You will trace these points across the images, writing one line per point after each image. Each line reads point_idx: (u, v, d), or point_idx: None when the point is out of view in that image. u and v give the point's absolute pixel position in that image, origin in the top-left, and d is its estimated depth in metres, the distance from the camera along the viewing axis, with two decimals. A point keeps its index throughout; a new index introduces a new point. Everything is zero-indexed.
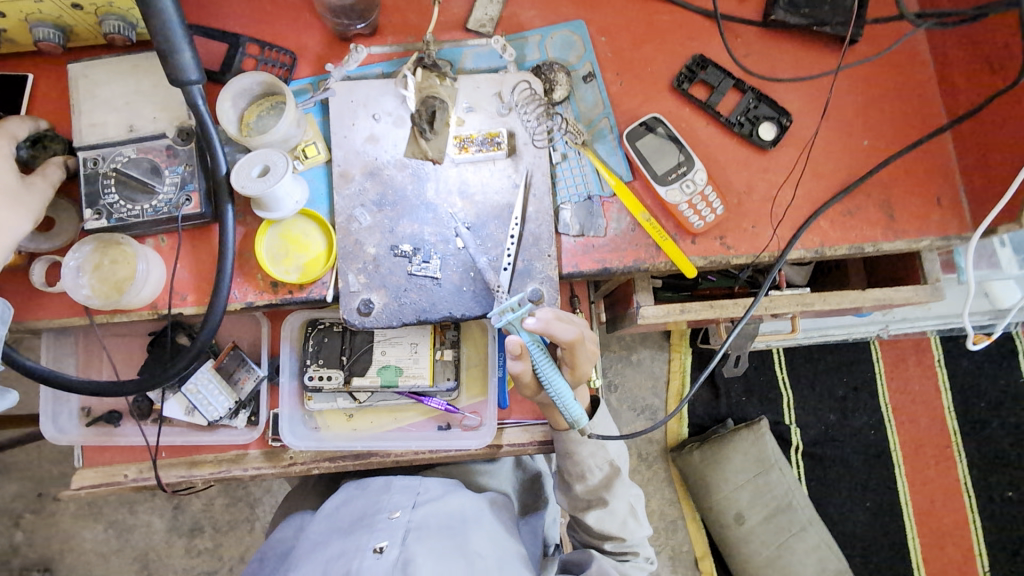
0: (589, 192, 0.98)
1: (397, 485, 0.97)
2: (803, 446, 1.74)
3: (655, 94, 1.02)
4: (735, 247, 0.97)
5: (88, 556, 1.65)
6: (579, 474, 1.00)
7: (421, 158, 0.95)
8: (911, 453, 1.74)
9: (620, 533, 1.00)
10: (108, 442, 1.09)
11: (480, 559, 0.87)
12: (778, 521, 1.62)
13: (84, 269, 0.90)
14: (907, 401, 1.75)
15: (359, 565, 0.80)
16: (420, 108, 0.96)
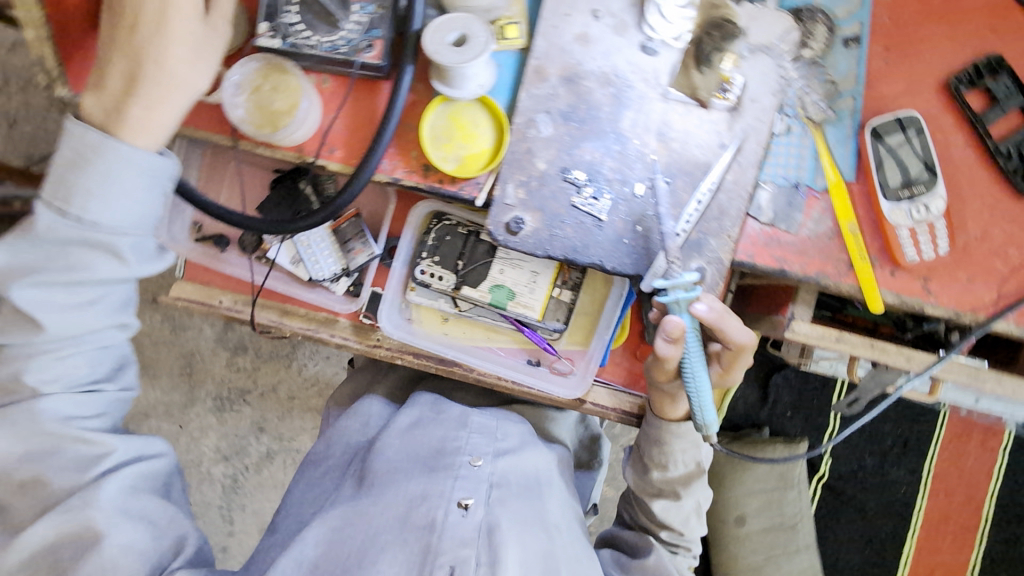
0: (798, 179, 0.84)
1: (475, 423, 0.95)
2: (826, 477, 1.68)
3: (917, 88, 0.84)
4: (938, 295, 0.83)
5: (144, 342, 1.59)
6: (661, 462, 0.95)
7: (631, 79, 0.83)
8: (931, 523, 1.67)
9: (680, 526, 0.97)
10: (212, 265, 1.08)
11: (558, 533, 0.86)
12: (775, 536, 1.56)
13: (244, 87, 0.83)
14: (952, 473, 1.66)
15: (444, 520, 0.78)
16: (652, 18, 0.82)
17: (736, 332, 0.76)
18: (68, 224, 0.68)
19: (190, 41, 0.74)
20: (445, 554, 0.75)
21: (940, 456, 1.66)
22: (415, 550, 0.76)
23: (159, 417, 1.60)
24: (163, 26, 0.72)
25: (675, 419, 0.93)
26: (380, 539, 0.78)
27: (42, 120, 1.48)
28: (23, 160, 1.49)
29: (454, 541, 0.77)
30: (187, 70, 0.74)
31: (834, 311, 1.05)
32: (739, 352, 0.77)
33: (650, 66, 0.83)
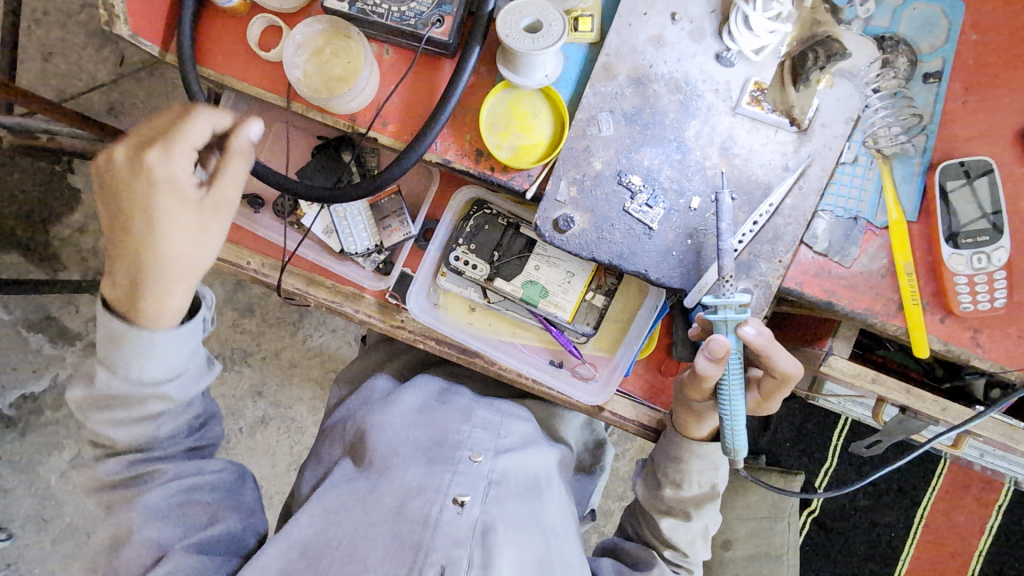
0: (858, 212, 0.82)
1: (478, 416, 0.92)
2: (817, 513, 1.67)
3: (995, 132, 0.81)
4: (986, 348, 0.81)
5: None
6: (676, 479, 0.93)
7: (701, 87, 0.80)
8: (916, 572, 1.65)
9: (685, 548, 0.96)
10: (244, 225, 1.05)
11: (554, 536, 0.86)
12: (759, 564, 1.50)
13: (305, 48, 0.81)
14: (944, 525, 1.64)
15: (439, 516, 0.77)
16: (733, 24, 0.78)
17: (781, 360, 0.74)
18: (119, 382, 0.69)
19: (194, 223, 0.67)
20: (437, 552, 0.74)
21: (936, 507, 1.64)
22: (406, 544, 0.75)
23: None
24: (158, 218, 0.65)
25: (698, 437, 0.92)
26: (372, 529, 0.77)
27: (78, 58, 1.46)
28: (54, 96, 1.47)
29: (447, 539, 0.75)
30: (191, 254, 0.67)
31: (865, 350, 1.02)
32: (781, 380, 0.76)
33: (722, 77, 0.80)
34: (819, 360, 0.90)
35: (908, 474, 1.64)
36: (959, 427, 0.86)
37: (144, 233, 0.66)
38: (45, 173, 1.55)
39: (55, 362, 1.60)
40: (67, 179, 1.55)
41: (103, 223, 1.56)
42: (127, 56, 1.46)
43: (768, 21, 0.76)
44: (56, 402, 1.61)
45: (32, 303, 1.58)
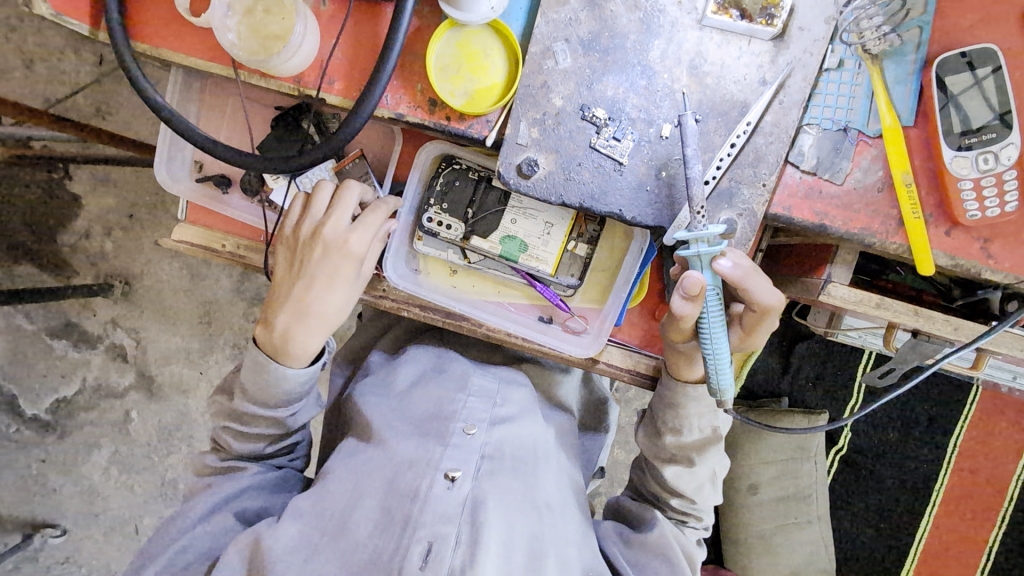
0: (848, 122, 0.75)
1: (474, 386, 0.90)
2: (845, 450, 1.63)
3: (1001, 14, 0.72)
4: (998, 259, 0.74)
5: (165, 289, 1.60)
6: (675, 427, 0.90)
7: (663, 2, 0.73)
8: (952, 501, 1.61)
9: (692, 495, 0.93)
10: (213, 207, 1.02)
11: (549, 513, 0.84)
12: (788, 505, 1.52)
13: (235, 8, 0.75)
14: (979, 451, 1.59)
15: (429, 490, 0.76)
16: None
17: (759, 291, 0.71)
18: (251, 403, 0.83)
19: (336, 283, 0.84)
20: (424, 528, 0.73)
21: (968, 435, 1.59)
22: (395, 518, 0.75)
23: (181, 362, 1.62)
24: (322, 280, 0.83)
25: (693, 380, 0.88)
26: (363, 502, 0.78)
27: (58, 60, 1.43)
28: (40, 102, 1.45)
29: (435, 515, 0.74)
30: (333, 306, 0.84)
31: (872, 276, 0.94)
32: (763, 313, 0.73)
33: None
34: (816, 290, 0.85)
35: (936, 403, 1.59)
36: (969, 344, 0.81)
37: (299, 294, 0.83)
38: (42, 183, 1.55)
39: (81, 367, 1.64)
40: (66, 185, 1.55)
41: (104, 227, 1.56)
42: (105, 54, 1.42)
43: None
44: (87, 404, 1.66)
45: (51, 311, 1.61)
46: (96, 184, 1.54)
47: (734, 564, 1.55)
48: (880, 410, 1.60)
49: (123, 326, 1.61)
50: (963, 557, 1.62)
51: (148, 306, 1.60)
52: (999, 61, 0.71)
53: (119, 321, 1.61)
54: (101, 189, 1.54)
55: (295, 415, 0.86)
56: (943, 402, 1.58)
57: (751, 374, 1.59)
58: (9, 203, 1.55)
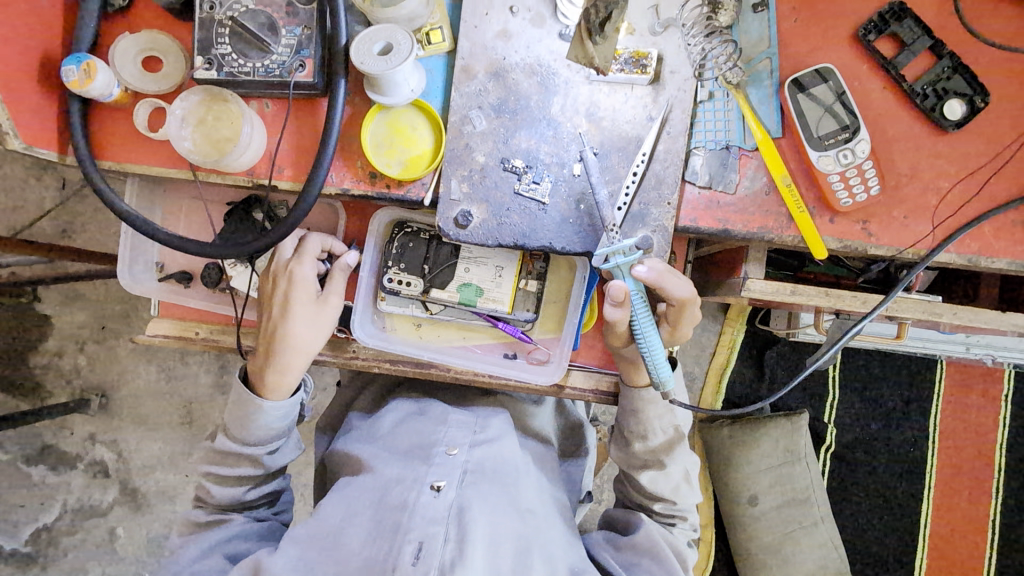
0: (728, 141, 0.87)
1: (453, 419, 0.97)
2: (835, 446, 1.67)
3: (831, 41, 0.87)
4: (878, 235, 0.86)
5: (142, 395, 1.62)
6: (641, 433, 0.96)
7: (554, 65, 0.86)
8: (947, 477, 1.67)
9: (672, 496, 0.97)
10: (178, 301, 1.09)
11: (531, 516, 0.89)
12: (790, 511, 1.54)
13: (188, 120, 0.87)
14: (958, 425, 1.66)
15: (416, 500, 0.80)
16: (595, 5, 0.84)
17: (676, 290, 0.82)
18: (235, 443, 0.91)
19: (312, 319, 0.94)
20: (414, 531, 0.76)
21: (944, 410, 1.66)
22: (386, 525, 0.79)
23: (164, 469, 1.62)
24: (290, 311, 0.92)
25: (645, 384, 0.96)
26: (355, 518, 0.82)
27: (22, 190, 1.51)
28: (8, 232, 1.53)
29: (423, 519, 0.78)
30: (308, 339, 0.93)
31: (794, 270, 1.06)
32: (681, 308, 0.83)
33: (569, 55, 0.86)
34: (738, 287, 0.96)
35: (906, 384, 1.66)
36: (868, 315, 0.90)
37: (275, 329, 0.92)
38: (13, 310, 1.59)
39: (59, 490, 1.63)
40: (35, 308, 1.59)
41: (78, 342, 1.60)
42: (68, 179, 1.51)
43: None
44: (72, 526, 1.63)
45: (28, 437, 1.62)
46: (66, 302, 1.59)
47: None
48: (858, 401, 1.67)
49: (101, 441, 1.62)
50: (970, 530, 1.66)
51: (127, 415, 1.62)
52: (837, 76, 0.85)
53: (98, 436, 1.62)
54: (71, 306, 1.59)
55: (272, 456, 0.94)
56: (913, 382, 1.65)
57: (731, 384, 1.64)
58: None
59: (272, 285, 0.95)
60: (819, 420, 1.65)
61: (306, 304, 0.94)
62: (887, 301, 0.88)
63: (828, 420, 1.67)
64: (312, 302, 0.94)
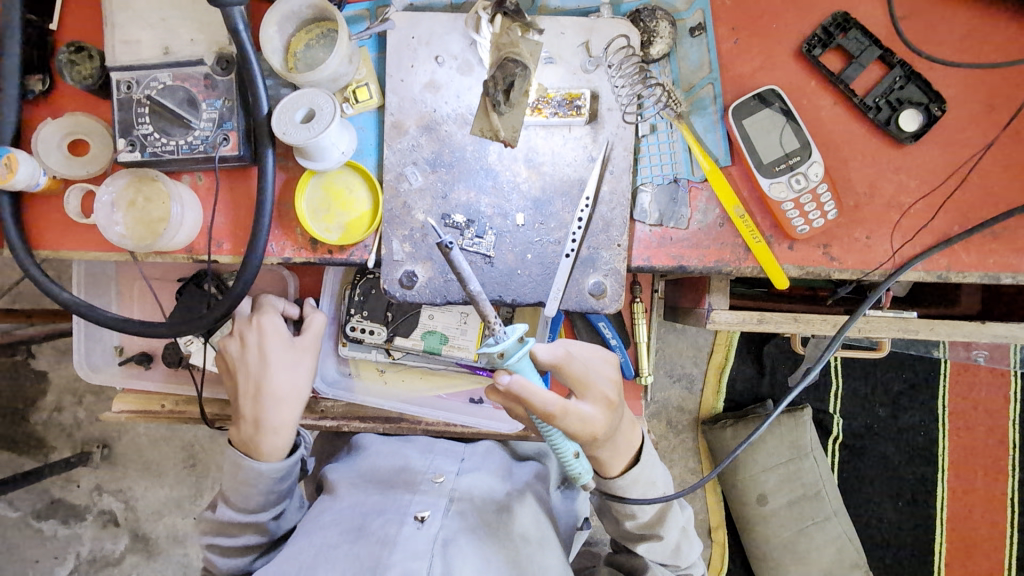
0: (676, 174, 0.83)
1: (440, 449, 1.00)
2: (842, 437, 1.59)
3: (776, 59, 0.83)
4: (841, 259, 0.82)
5: (144, 442, 1.60)
6: (631, 513, 0.86)
7: (491, 138, 0.82)
8: (958, 460, 1.57)
9: (673, 558, 0.91)
10: (140, 381, 1.08)
11: (524, 544, 0.84)
12: (801, 507, 1.47)
13: (119, 205, 0.84)
14: (967, 405, 1.56)
15: (398, 533, 0.76)
16: (497, 74, 0.80)
17: (546, 398, 0.68)
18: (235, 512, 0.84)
19: (293, 368, 0.89)
20: (394, 566, 0.71)
21: (952, 392, 1.56)
22: (364, 562, 0.73)
23: (173, 513, 1.60)
24: (267, 361, 0.87)
25: (619, 471, 0.83)
26: (331, 553, 0.76)
27: None
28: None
29: (405, 554, 0.73)
30: (294, 387, 0.88)
31: (769, 286, 1.03)
32: (555, 415, 0.70)
33: (471, 134, 0.82)
34: (704, 319, 0.93)
35: (910, 368, 1.57)
36: (841, 333, 0.84)
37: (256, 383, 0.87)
38: (10, 367, 1.58)
39: (73, 542, 1.62)
40: (32, 364, 1.59)
41: (77, 395, 1.59)
42: None
43: (502, 45, 0.81)
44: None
45: (36, 492, 1.62)
46: (60, 356, 1.58)
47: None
48: (862, 388, 1.58)
49: (109, 491, 1.61)
50: (990, 514, 1.57)
51: (131, 463, 1.61)
52: (783, 97, 0.81)
53: (105, 486, 1.61)
54: (66, 359, 1.58)
55: (274, 521, 0.87)
56: (916, 367, 1.57)
57: (730, 384, 1.58)
58: None
59: (237, 342, 0.89)
60: (823, 412, 1.57)
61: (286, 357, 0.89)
62: (853, 322, 0.83)
63: (833, 411, 1.59)
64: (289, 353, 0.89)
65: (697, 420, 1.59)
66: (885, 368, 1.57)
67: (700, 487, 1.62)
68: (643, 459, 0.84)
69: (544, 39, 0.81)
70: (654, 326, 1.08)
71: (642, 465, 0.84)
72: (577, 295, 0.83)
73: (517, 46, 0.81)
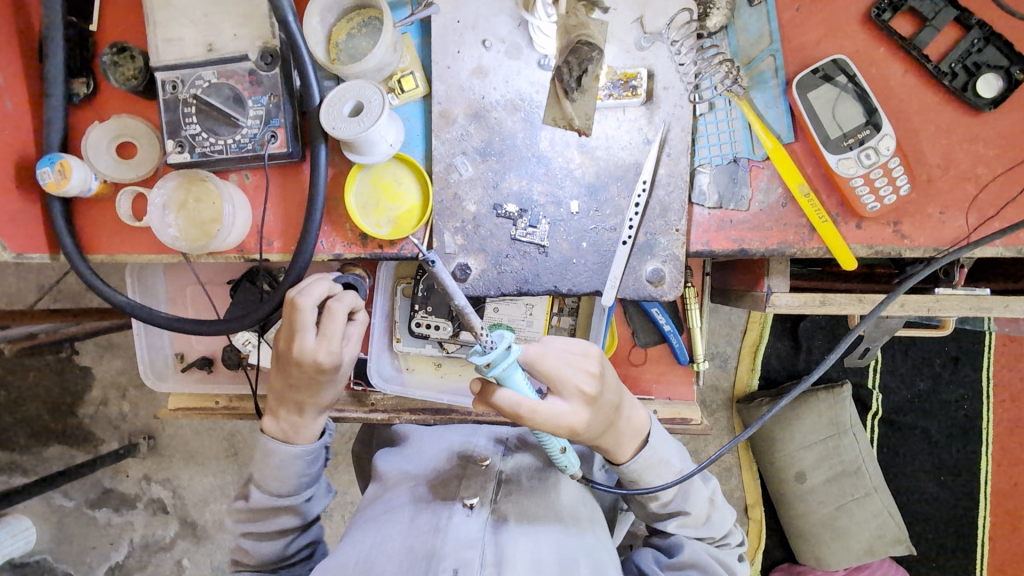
0: (735, 154, 0.80)
1: (485, 431, 0.98)
2: (882, 412, 1.55)
3: (842, 26, 0.79)
4: (912, 237, 0.78)
5: (186, 433, 1.64)
6: (651, 494, 0.81)
7: (565, 127, 0.79)
8: (1004, 434, 1.53)
9: (709, 532, 0.84)
10: (202, 385, 1.12)
11: (576, 523, 0.83)
12: (842, 484, 1.44)
13: (170, 206, 0.84)
14: (1015, 377, 1.51)
15: (448, 521, 0.75)
16: (569, 59, 0.78)
17: (510, 400, 0.66)
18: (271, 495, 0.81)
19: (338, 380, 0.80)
20: (448, 557, 0.70)
21: (997, 364, 1.52)
22: (420, 551, 0.72)
23: (217, 500, 1.64)
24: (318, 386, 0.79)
25: (629, 458, 0.79)
26: (387, 544, 0.75)
27: None
28: (36, 291, 1.55)
29: (457, 543, 0.72)
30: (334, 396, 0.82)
31: (822, 266, 1.00)
32: (527, 417, 0.68)
33: (544, 122, 0.80)
34: (763, 303, 0.90)
35: (953, 340, 1.52)
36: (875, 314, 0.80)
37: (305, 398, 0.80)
38: (56, 364, 1.63)
39: (126, 529, 1.68)
40: (76, 360, 1.63)
41: (120, 388, 1.63)
42: None
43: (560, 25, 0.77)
44: (140, 562, 1.69)
45: (87, 483, 1.67)
46: (101, 351, 1.62)
47: (808, 558, 1.49)
48: (905, 362, 1.53)
49: (156, 480, 1.66)
50: None
51: (175, 453, 1.65)
52: (849, 67, 0.77)
53: (152, 476, 1.66)
54: (108, 355, 1.62)
55: (307, 505, 0.84)
56: (962, 340, 1.51)
57: (766, 362, 1.55)
58: (32, 391, 1.64)
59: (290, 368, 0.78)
60: (862, 388, 1.53)
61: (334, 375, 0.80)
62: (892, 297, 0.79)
63: (873, 386, 1.55)
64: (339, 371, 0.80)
65: (732, 399, 1.56)
66: (928, 341, 1.52)
67: (737, 465, 1.60)
68: (652, 441, 0.79)
69: (607, 17, 0.78)
70: (703, 310, 1.07)
71: (651, 448, 0.79)
72: (635, 282, 0.80)
73: (586, 27, 0.77)
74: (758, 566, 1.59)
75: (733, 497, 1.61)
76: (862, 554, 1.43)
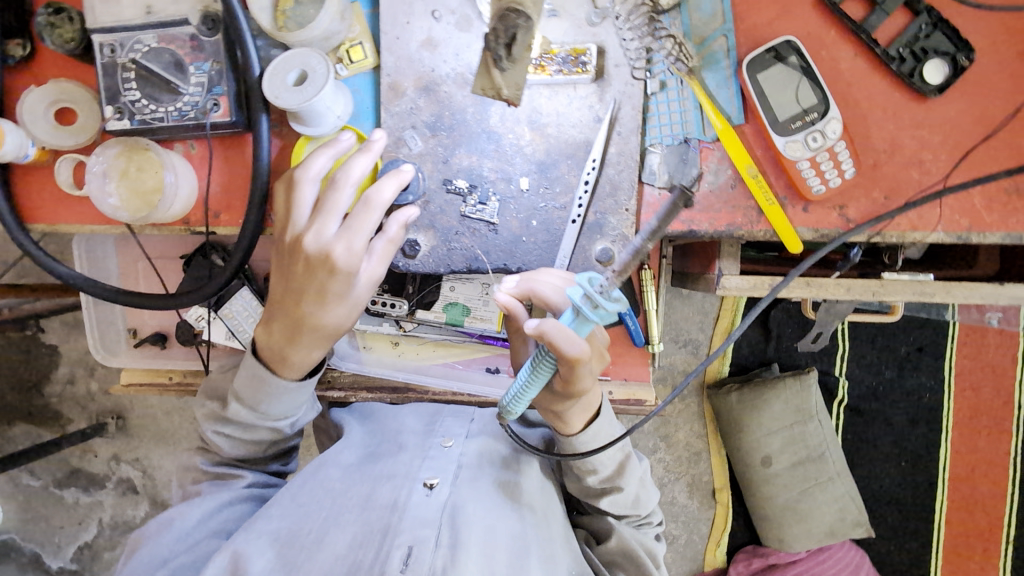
0: (687, 134, 0.80)
1: (449, 412, 0.96)
2: (847, 400, 1.58)
3: (793, 7, 0.79)
4: (856, 222, 0.79)
5: (156, 412, 1.61)
6: (591, 468, 0.80)
7: (494, 97, 0.79)
8: (963, 422, 1.56)
9: (635, 510, 0.84)
10: (157, 363, 1.10)
11: (530, 513, 0.82)
12: (806, 469, 1.46)
13: (110, 175, 0.82)
14: (975, 367, 1.54)
15: (407, 500, 0.76)
16: (499, 27, 0.77)
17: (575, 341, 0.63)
18: (247, 412, 0.78)
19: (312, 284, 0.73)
20: (404, 533, 0.71)
21: (959, 355, 1.54)
22: (374, 529, 0.73)
23: None
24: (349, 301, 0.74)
25: (577, 429, 0.77)
26: (342, 517, 0.75)
27: None
28: None
29: (414, 521, 0.73)
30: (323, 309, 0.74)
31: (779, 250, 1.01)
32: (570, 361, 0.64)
33: (470, 90, 0.79)
34: (714, 285, 0.90)
35: (917, 331, 1.54)
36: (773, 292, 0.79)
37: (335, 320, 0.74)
38: (19, 341, 1.59)
39: (94, 509, 1.66)
40: (42, 339, 1.59)
41: (89, 366, 1.60)
42: None
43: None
44: (109, 544, 1.66)
45: (55, 463, 1.65)
46: (68, 330, 1.58)
47: (770, 540, 1.52)
48: (869, 350, 1.56)
49: (125, 460, 1.63)
50: (992, 474, 1.57)
51: (145, 433, 1.62)
52: (798, 48, 0.76)
53: (121, 456, 1.64)
54: (75, 332, 1.58)
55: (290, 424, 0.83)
56: (926, 330, 1.53)
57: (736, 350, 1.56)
58: None
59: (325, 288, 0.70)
60: (827, 374, 1.56)
61: (327, 262, 0.68)
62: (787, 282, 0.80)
63: (838, 374, 1.58)
64: (303, 256, 0.69)
65: (700, 385, 1.59)
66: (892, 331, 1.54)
67: (705, 450, 1.61)
68: (603, 414, 0.78)
69: None
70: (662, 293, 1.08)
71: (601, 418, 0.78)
72: (584, 261, 0.80)
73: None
74: (724, 547, 1.62)
75: (701, 482, 1.62)
76: (821, 537, 1.47)
